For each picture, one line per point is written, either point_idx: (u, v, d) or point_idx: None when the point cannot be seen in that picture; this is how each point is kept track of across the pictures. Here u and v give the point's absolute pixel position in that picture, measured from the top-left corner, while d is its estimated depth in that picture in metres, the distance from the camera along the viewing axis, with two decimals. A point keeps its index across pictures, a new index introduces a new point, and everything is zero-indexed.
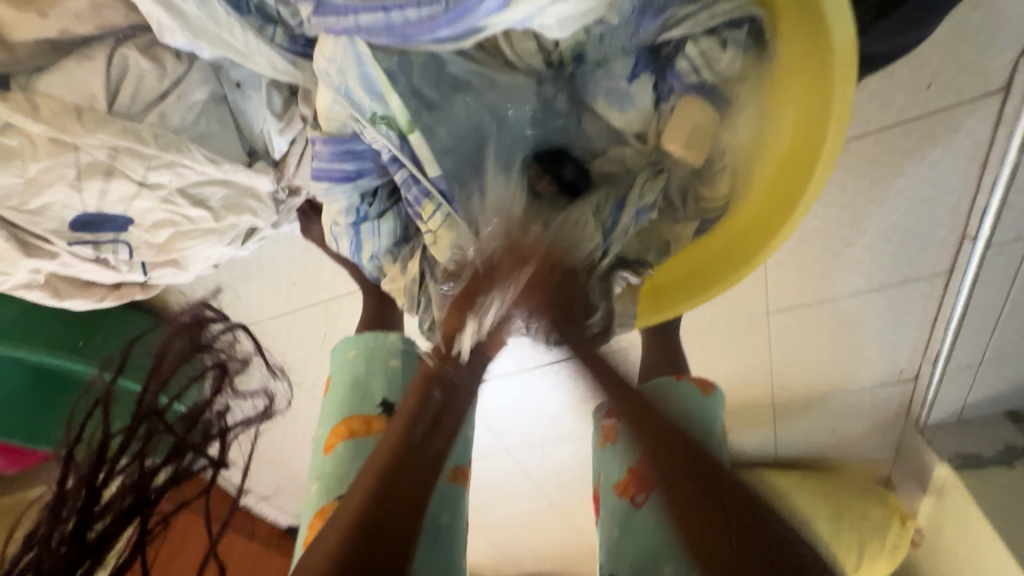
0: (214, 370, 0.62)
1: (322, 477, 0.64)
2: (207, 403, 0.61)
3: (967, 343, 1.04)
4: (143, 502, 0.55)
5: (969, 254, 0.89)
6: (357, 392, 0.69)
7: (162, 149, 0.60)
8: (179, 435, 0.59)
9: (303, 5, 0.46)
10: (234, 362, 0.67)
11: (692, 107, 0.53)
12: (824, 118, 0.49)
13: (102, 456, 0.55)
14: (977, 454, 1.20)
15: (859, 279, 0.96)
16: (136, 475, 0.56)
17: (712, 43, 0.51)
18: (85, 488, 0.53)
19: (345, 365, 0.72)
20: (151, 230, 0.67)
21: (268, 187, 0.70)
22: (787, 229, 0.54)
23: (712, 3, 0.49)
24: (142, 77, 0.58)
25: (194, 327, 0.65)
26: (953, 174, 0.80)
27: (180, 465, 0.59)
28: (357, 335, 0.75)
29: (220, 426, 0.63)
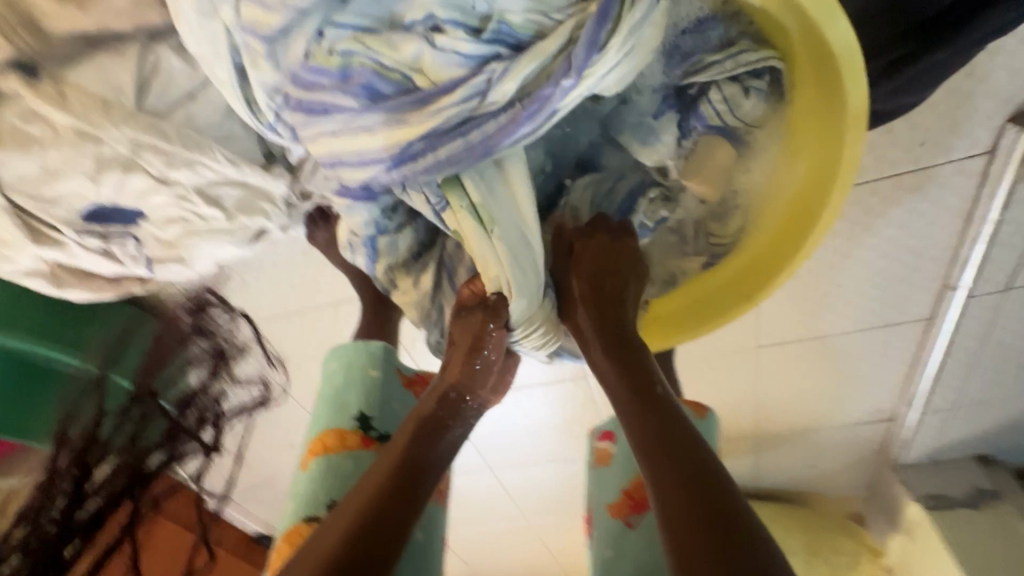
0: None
1: (297, 495, 0.63)
2: (200, 405, 0.65)
3: (944, 388, 1.08)
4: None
5: (950, 303, 0.93)
6: (334, 406, 0.68)
7: (185, 147, 0.60)
8: None
9: (373, 170, 0.48)
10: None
11: (712, 146, 0.57)
12: (834, 167, 0.53)
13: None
14: (948, 495, 1.23)
15: (845, 319, 1.00)
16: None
17: (735, 90, 0.54)
18: None
19: (327, 378, 0.71)
20: (161, 226, 0.67)
21: (281, 191, 0.71)
22: (791, 267, 0.58)
23: (737, 53, 0.52)
24: (172, 76, 0.58)
25: None
26: (939, 226, 0.85)
27: None
28: (339, 346, 0.74)
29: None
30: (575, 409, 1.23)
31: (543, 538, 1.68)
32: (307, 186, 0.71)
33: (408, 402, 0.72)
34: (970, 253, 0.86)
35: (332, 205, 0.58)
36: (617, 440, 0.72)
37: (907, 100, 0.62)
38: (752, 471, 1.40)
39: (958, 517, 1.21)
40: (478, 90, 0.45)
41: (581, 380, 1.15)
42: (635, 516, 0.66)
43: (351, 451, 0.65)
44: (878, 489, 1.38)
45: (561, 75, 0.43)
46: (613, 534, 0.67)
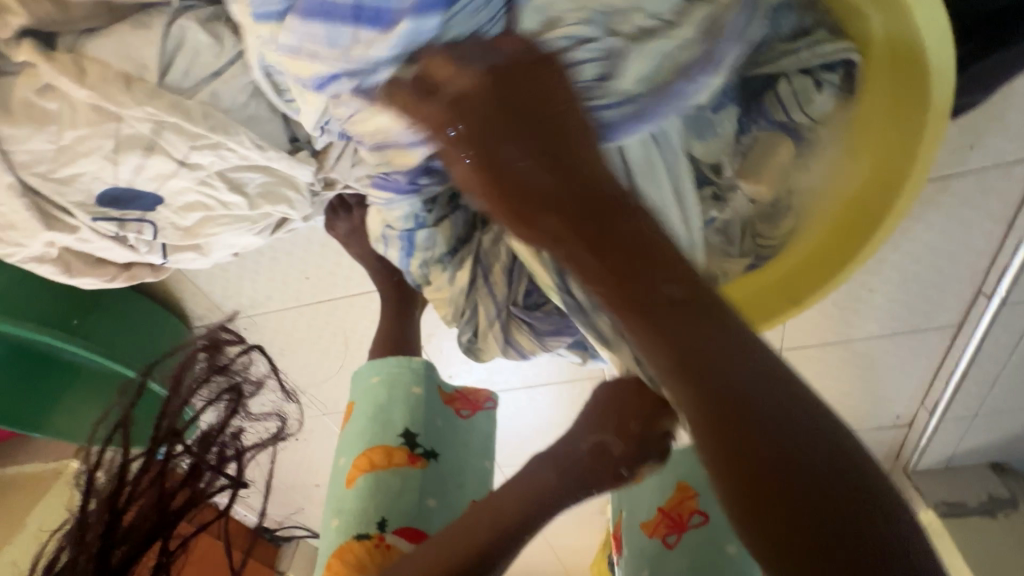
0: (228, 394, 0.66)
1: (341, 513, 0.63)
2: (222, 425, 0.64)
3: (967, 395, 1.06)
4: (163, 524, 0.58)
5: (982, 311, 0.91)
6: (378, 422, 0.66)
7: (211, 130, 0.56)
8: (196, 455, 0.61)
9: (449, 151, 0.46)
10: (248, 385, 0.70)
11: (776, 142, 0.54)
12: (905, 167, 0.51)
13: (123, 481, 0.57)
14: (961, 502, 1.22)
15: (872, 325, 0.98)
16: (156, 496, 0.58)
17: (806, 83, 0.51)
18: (107, 511, 0.56)
19: (367, 392, 0.70)
20: (180, 212, 0.63)
21: (307, 179, 0.66)
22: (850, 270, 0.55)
23: (814, 44, 0.49)
24: (198, 52, 0.54)
25: (213, 350, 0.68)
26: (979, 232, 0.83)
27: (197, 486, 0.61)
28: (381, 359, 0.72)
29: (235, 448, 0.66)
30: None
31: (547, 537, 1.67)
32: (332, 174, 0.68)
33: (451, 418, 0.70)
34: (1007, 260, 0.84)
35: (371, 197, 0.57)
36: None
37: (970, 100, 0.59)
38: None
39: (971, 524, 1.20)
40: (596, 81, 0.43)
41: None
42: (673, 537, 0.63)
43: (398, 468, 0.64)
44: None
45: (699, 72, 0.44)
46: (649, 555, 0.64)
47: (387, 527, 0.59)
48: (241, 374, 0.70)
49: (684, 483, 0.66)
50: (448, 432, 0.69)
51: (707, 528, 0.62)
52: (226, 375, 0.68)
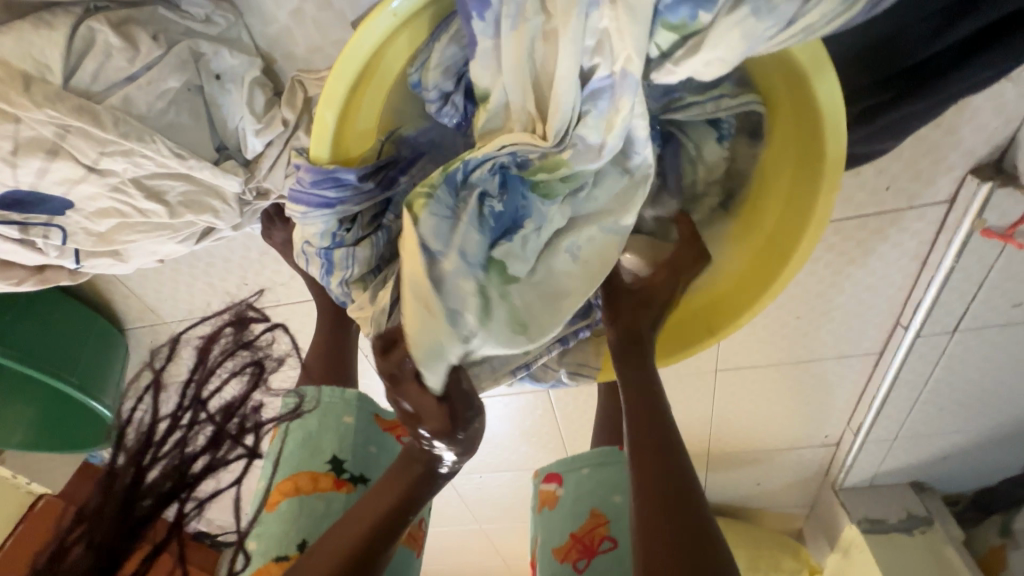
0: (250, 368, 0.63)
1: (262, 536, 0.62)
2: (243, 399, 0.61)
3: (887, 419, 1.12)
4: (181, 486, 0.57)
5: (900, 340, 0.96)
6: (305, 447, 0.66)
7: (122, 136, 0.54)
8: (217, 424, 0.60)
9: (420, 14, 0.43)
10: (271, 363, 0.67)
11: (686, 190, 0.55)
12: (802, 221, 0.52)
13: (151, 439, 0.59)
14: (882, 518, 1.28)
15: (800, 349, 1.02)
16: (175, 459, 0.58)
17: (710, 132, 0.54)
18: (133, 466, 0.58)
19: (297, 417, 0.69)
20: (92, 218, 0.61)
21: (234, 189, 0.65)
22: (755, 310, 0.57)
23: (721, 96, 0.50)
24: (110, 55, 0.53)
25: (240, 326, 0.66)
26: (896, 268, 0.87)
27: (215, 454, 0.59)
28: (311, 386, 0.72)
29: (256, 421, 0.63)
30: (534, 420, 1.22)
31: (497, 546, 1.67)
32: (264, 184, 0.67)
33: (386, 445, 0.71)
34: (921, 295, 0.89)
35: (287, 211, 0.54)
36: (564, 482, 0.72)
37: (881, 147, 0.61)
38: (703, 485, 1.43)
39: (891, 540, 1.26)
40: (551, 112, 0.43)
41: (543, 394, 1.13)
42: (585, 561, 0.64)
43: (323, 493, 0.64)
44: (819, 508, 1.44)
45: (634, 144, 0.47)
46: None
47: (307, 548, 0.60)
48: (265, 350, 0.67)
49: (598, 510, 0.68)
50: (381, 460, 0.69)
51: (617, 552, 0.63)
52: (251, 350, 0.66)
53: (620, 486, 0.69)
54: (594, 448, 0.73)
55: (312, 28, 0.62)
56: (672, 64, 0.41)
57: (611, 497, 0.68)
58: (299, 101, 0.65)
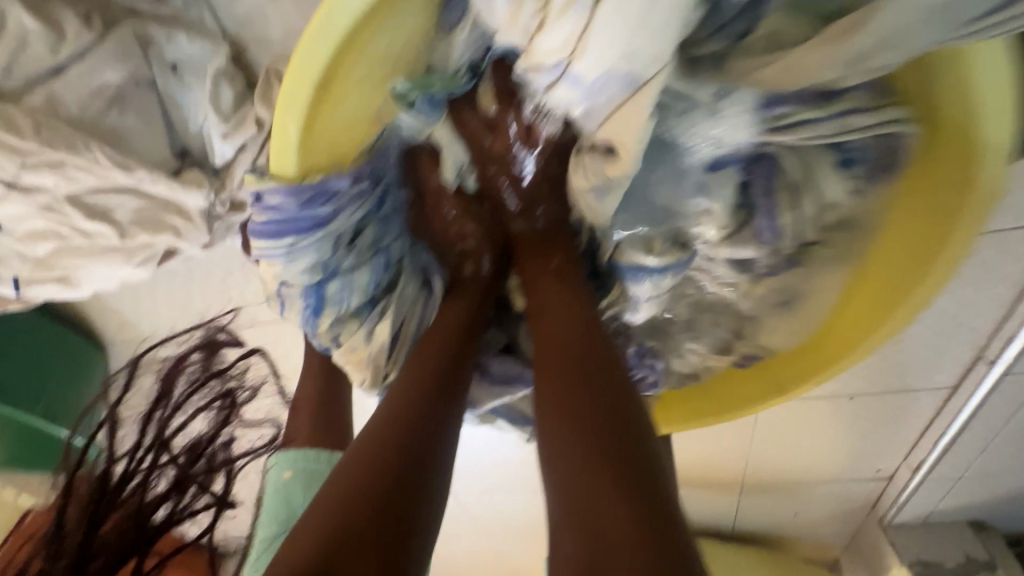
0: (219, 402, 0.57)
1: None
2: (211, 437, 0.54)
3: (954, 458, 0.98)
4: (141, 540, 0.50)
5: (982, 377, 0.82)
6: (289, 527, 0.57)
7: (45, 144, 0.43)
8: (182, 468, 0.53)
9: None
10: (243, 393, 0.60)
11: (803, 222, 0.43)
12: (916, 277, 0.42)
13: (105, 485, 0.51)
14: (938, 561, 1.16)
15: (860, 380, 0.89)
16: (134, 507, 0.51)
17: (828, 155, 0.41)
18: (86, 520, 0.50)
19: (274, 492, 0.59)
20: (27, 240, 0.50)
21: (199, 204, 0.53)
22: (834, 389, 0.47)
23: (880, 107, 0.36)
24: (27, 43, 0.42)
25: (207, 354, 0.58)
26: (988, 296, 0.73)
27: (180, 500, 0.53)
28: (301, 448, 0.61)
29: (225, 457, 0.56)
30: None
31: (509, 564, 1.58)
32: (239, 195, 0.55)
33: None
34: (1014, 327, 0.75)
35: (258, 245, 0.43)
36: None
37: None
38: (733, 513, 1.31)
39: None
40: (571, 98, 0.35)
41: None
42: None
43: None
44: (860, 541, 1.32)
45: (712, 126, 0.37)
46: None
47: None
48: (235, 380, 0.60)
49: None
50: None
51: None
52: (221, 380, 0.58)
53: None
54: None
55: (290, 7, 0.50)
56: None
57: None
58: (277, 96, 0.53)
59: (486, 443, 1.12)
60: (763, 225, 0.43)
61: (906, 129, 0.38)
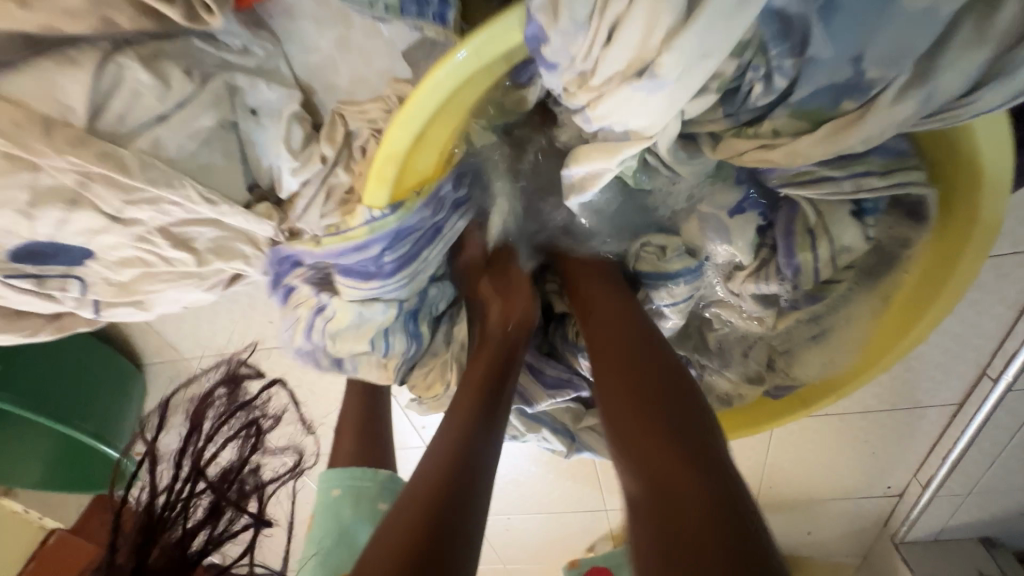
0: (245, 430, 0.56)
1: None
2: (242, 463, 0.54)
3: (962, 474, 1.02)
4: (184, 570, 0.50)
5: (986, 393, 0.87)
6: (345, 546, 0.59)
7: (149, 182, 0.48)
8: (218, 494, 0.53)
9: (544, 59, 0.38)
10: (269, 419, 0.60)
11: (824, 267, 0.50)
12: (933, 300, 0.50)
13: (149, 516, 0.51)
14: None
15: (872, 398, 0.93)
16: (175, 539, 0.51)
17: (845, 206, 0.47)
18: (134, 555, 0.49)
19: (326, 508, 0.61)
20: (114, 268, 0.55)
21: (268, 233, 0.59)
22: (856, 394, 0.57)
23: (888, 166, 0.42)
24: (139, 93, 0.47)
25: (232, 382, 0.59)
26: (989, 317, 0.78)
27: (217, 527, 0.53)
28: (351, 468, 0.63)
29: (255, 483, 0.57)
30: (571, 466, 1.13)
31: None
32: (298, 224, 0.60)
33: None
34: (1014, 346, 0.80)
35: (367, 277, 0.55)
36: None
37: None
38: None
39: None
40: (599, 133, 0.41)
41: None
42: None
43: None
44: (872, 560, 1.34)
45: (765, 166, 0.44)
46: None
47: None
48: (261, 408, 0.60)
49: None
50: None
51: None
52: (247, 409, 0.58)
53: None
54: None
55: (358, 59, 0.56)
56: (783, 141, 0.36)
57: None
58: (340, 136, 0.59)
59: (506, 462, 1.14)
60: (783, 262, 0.50)
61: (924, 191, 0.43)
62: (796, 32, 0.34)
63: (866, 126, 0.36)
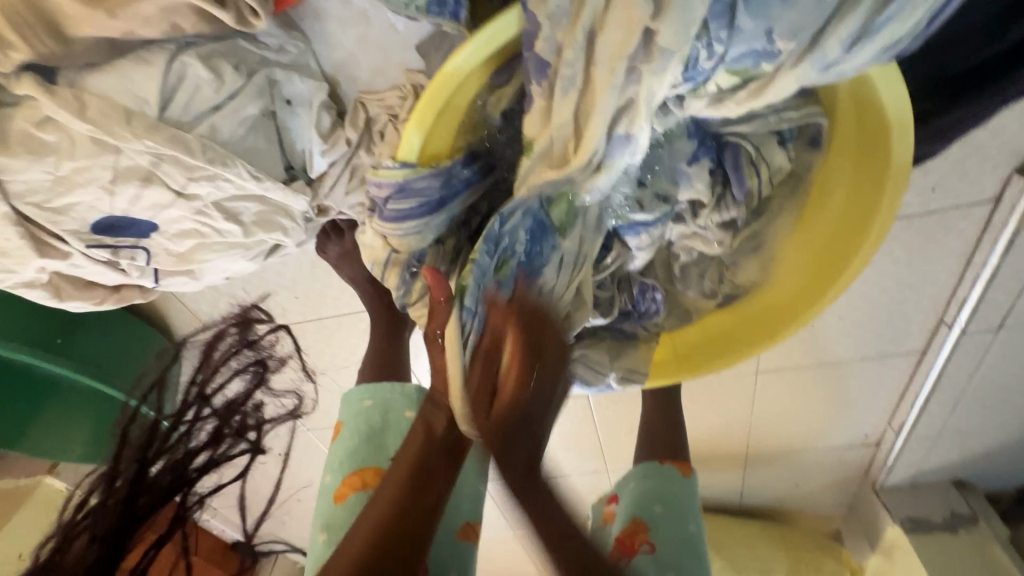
0: (254, 365, 0.63)
1: (332, 528, 0.62)
2: (245, 396, 0.61)
3: (931, 417, 1.11)
4: (182, 482, 0.58)
5: (944, 339, 0.97)
6: (372, 443, 0.67)
7: (208, 162, 0.57)
8: (220, 420, 0.60)
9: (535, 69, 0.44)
10: (274, 360, 0.68)
11: (756, 194, 0.59)
12: (866, 227, 0.56)
13: (154, 434, 0.59)
14: (926, 517, 1.29)
15: (843, 349, 1.02)
16: (177, 456, 0.58)
17: (768, 140, 0.56)
18: (136, 462, 0.57)
19: (357, 415, 0.70)
20: (175, 239, 0.64)
21: (302, 207, 0.68)
22: (802, 322, 0.62)
23: (783, 108, 0.52)
24: (199, 87, 0.56)
25: (245, 324, 0.67)
26: (941, 267, 0.88)
27: (216, 450, 0.60)
28: (372, 383, 0.73)
29: (257, 420, 0.63)
30: (576, 434, 1.19)
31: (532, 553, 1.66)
32: (325, 201, 0.71)
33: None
34: (966, 293, 0.90)
35: (382, 224, 0.54)
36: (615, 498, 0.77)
37: (929, 150, 0.63)
38: (740, 489, 1.42)
39: (934, 540, 1.26)
40: (622, 137, 0.45)
41: (582, 400, 1.10)
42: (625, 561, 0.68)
43: None
44: (856, 508, 1.44)
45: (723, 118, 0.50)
46: None
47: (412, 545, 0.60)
48: (269, 350, 0.68)
49: (638, 517, 0.72)
50: None
51: (655, 555, 0.67)
52: (255, 349, 0.66)
53: (660, 498, 0.73)
54: (631, 464, 0.79)
55: (376, 53, 0.65)
56: (735, 103, 0.44)
57: (686, 526, 0.71)
58: (361, 120, 0.68)
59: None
60: (737, 190, 0.58)
61: (818, 120, 0.53)
62: (729, 8, 0.39)
63: (769, 94, 0.42)
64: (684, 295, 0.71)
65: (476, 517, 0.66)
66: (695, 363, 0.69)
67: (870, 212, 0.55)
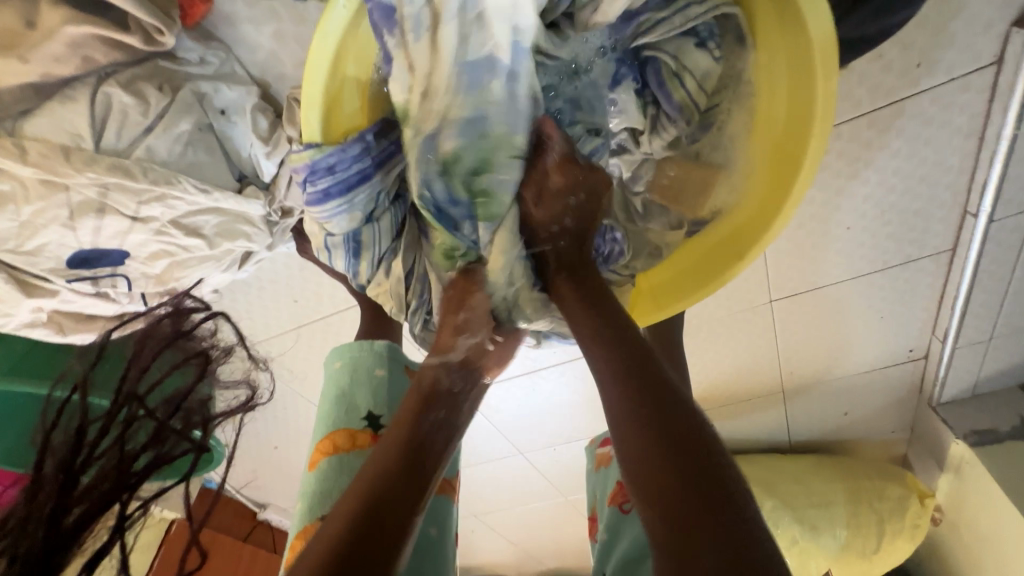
0: (196, 359, 0.69)
1: (303, 495, 0.62)
2: (187, 390, 0.66)
3: (976, 320, 1.02)
4: (121, 487, 0.58)
5: (971, 231, 0.87)
6: (342, 407, 0.66)
7: (152, 182, 0.60)
8: (159, 420, 0.63)
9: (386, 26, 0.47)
10: (218, 352, 0.73)
11: (691, 105, 0.56)
12: (808, 119, 0.51)
13: (80, 441, 0.60)
14: (992, 429, 1.19)
15: (858, 260, 0.95)
16: (115, 459, 0.59)
17: (687, 44, 0.54)
18: (62, 472, 0.57)
19: (329, 379, 0.70)
20: (147, 261, 0.67)
21: (260, 212, 0.70)
22: (767, 238, 0.57)
23: (685, 8, 0.51)
24: (126, 112, 0.59)
25: (175, 317, 0.70)
26: (951, 151, 0.79)
27: (159, 450, 0.62)
28: (342, 344, 0.72)
29: (202, 414, 0.68)
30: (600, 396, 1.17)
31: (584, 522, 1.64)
32: (286, 203, 0.72)
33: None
34: (986, 175, 0.80)
35: (308, 211, 0.56)
36: None
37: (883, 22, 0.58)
38: (785, 426, 1.35)
39: (1005, 451, 1.17)
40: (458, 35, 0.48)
41: None
42: (629, 502, 0.68)
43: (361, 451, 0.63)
44: (919, 431, 1.34)
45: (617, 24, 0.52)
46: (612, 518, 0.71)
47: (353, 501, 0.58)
48: (208, 341, 0.72)
49: None
50: None
51: None
52: (191, 340, 0.70)
53: None
54: None
55: (296, 46, 0.66)
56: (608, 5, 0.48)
57: None
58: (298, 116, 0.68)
59: (534, 409, 1.19)
60: (666, 107, 0.56)
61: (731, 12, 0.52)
62: None
63: None
64: (648, 232, 0.65)
65: (452, 474, 0.66)
66: (672, 298, 0.64)
67: (807, 107, 0.51)
